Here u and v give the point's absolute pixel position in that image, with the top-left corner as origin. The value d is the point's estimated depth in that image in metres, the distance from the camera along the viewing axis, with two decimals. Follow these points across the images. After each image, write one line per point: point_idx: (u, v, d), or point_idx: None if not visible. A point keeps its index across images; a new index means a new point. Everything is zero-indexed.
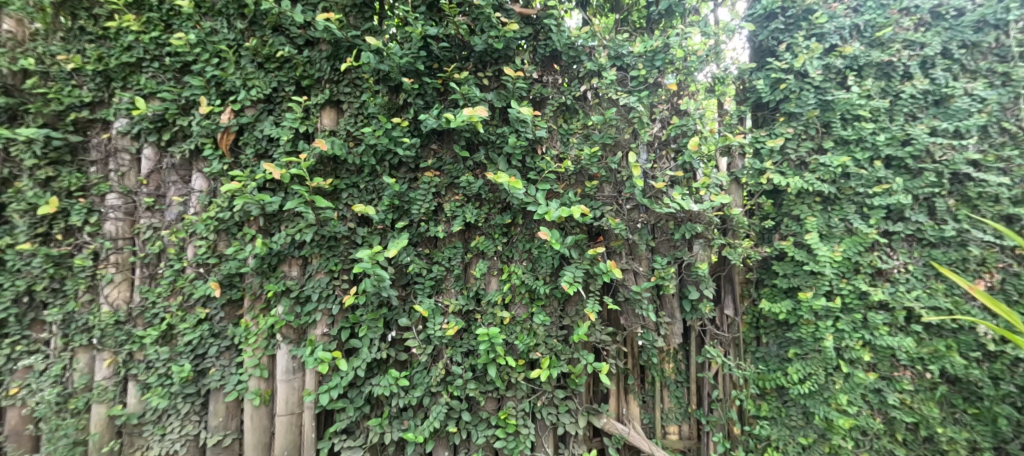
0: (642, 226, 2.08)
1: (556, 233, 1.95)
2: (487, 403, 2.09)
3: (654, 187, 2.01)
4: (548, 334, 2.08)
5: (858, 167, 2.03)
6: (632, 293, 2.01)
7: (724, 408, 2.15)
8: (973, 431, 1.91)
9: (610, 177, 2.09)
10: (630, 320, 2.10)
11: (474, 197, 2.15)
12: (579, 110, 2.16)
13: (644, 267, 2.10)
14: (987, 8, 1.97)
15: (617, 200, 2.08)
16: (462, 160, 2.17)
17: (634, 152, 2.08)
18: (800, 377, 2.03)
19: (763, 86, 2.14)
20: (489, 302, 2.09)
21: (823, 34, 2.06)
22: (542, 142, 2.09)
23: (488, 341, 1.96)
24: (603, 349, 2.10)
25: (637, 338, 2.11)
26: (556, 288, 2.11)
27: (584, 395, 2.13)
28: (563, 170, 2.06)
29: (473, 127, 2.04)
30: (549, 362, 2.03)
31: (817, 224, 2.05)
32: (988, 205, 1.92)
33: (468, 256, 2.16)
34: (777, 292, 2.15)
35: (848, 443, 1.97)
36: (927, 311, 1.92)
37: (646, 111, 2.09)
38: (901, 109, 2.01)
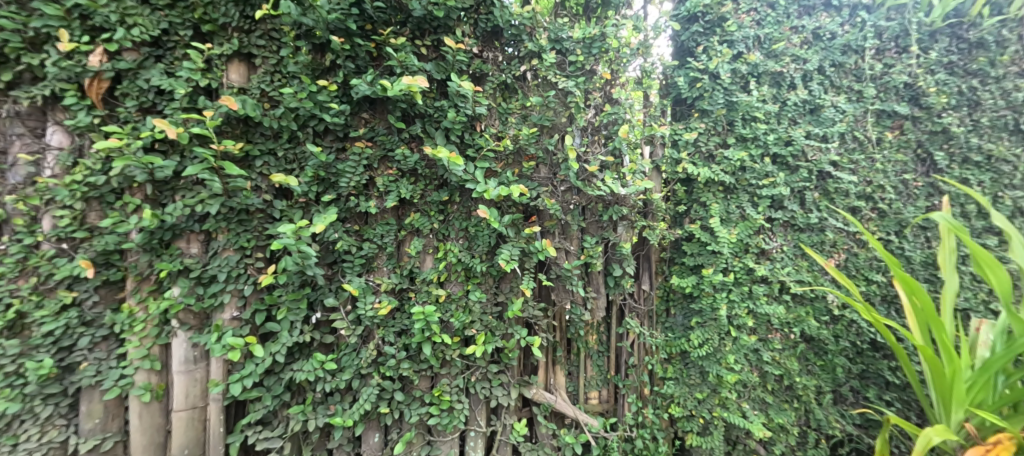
0: (574, 207, 2.18)
1: (494, 211, 1.94)
2: (421, 382, 2.07)
3: (587, 171, 2.10)
4: (483, 311, 2.09)
5: (753, 162, 2.34)
6: (564, 270, 2.10)
7: (638, 373, 2.38)
8: (819, 379, 2.41)
9: (546, 159, 2.14)
10: (560, 295, 2.21)
11: (409, 172, 2.05)
12: (519, 91, 2.16)
13: (574, 246, 2.20)
14: (849, 36, 2.42)
15: (552, 182, 2.15)
16: (396, 132, 2.04)
17: (571, 135, 2.13)
18: (699, 342, 2.33)
19: (683, 83, 2.34)
20: (424, 280, 2.04)
21: (732, 41, 2.31)
22: (482, 120, 2.07)
23: (423, 319, 1.92)
24: (535, 324, 2.18)
25: (566, 313, 2.24)
26: (493, 266, 2.11)
27: (516, 369, 2.21)
28: (502, 147, 2.06)
29: (411, 98, 1.93)
30: (484, 338, 2.04)
31: (718, 210, 2.32)
32: (840, 198, 2.39)
33: (402, 233, 2.07)
34: (684, 269, 2.40)
35: (732, 394, 2.31)
36: (795, 284, 2.33)
37: (582, 97, 2.16)
38: (787, 114, 2.37)
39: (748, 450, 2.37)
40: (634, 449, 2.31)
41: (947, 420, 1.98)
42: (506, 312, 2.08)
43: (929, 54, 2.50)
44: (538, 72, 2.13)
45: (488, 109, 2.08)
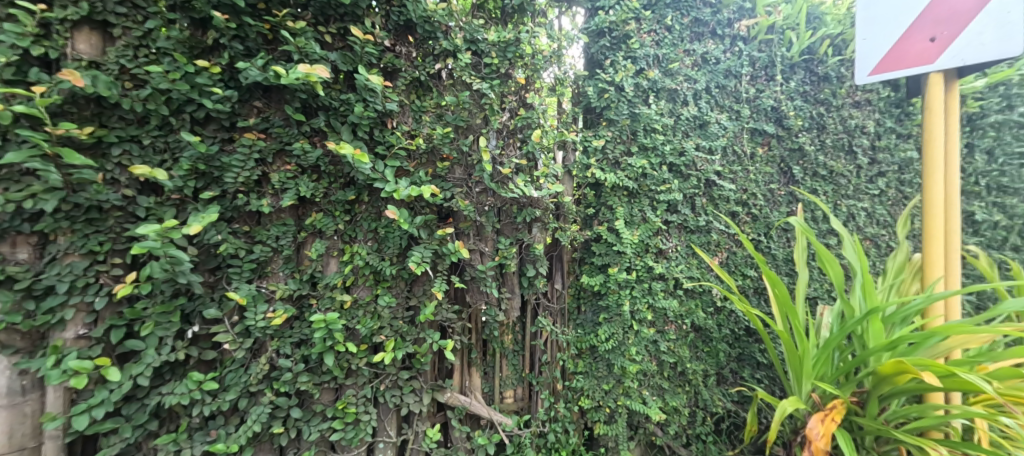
0: (489, 209, 2.16)
1: (404, 212, 1.86)
2: (323, 395, 1.91)
3: (501, 173, 2.11)
4: (393, 316, 1.99)
5: (653, 169, 2.52)
6: (478, 271, 2.10)
7: (550, 369, 2.44)
8: (706, 364, 2.70)
9: (461, 160, 2.10)
10: (475, 297, 2.18)
11: (310, 168, 1.88)
12: (433, 89, 2.09)
13: (489, 247, 2.18)
14: (730, 63, 2.76)
15: (466, 183, 2.11)
16: (295, 124, 1.86)
17: (485, 137, 2.12)
18: (605, 337, 2.43)
19: (593, 93, 2.45)
20: (326, 285, 1.89)
21: (636, 58, 2.49)
22: (393, 116, 1.97)
23: (325, 328, 1.79)
24: (449, 326, 2.12)
25: (481, 314, 2.21)
26: (404, 269, 2.01)
27: (429, 373, 2.13)
28: (415, 146, 1.99)
29: (311, 88, 1.78)
30: (394, 344, 1.95)
31: (623, 213, 2.46)
32: (722, 204, 2.71)
33: (301, 235, 1.90)
34: (594, 269, 2.50)
35: (635, 383, 2.43)
36: (686, 279, 2.58)
37: (497, 100, 2.16)
38: (680, 127, 2.60)
39: (648, 433, 2.56)
40: (547, 443, 2.39)
41: (798, 391, 2.36)
42: (420, 316, 1.99)
43: (788, 83, 2.94)
44: (452, 71, 2.08)
45: (399, 105, 1.99)
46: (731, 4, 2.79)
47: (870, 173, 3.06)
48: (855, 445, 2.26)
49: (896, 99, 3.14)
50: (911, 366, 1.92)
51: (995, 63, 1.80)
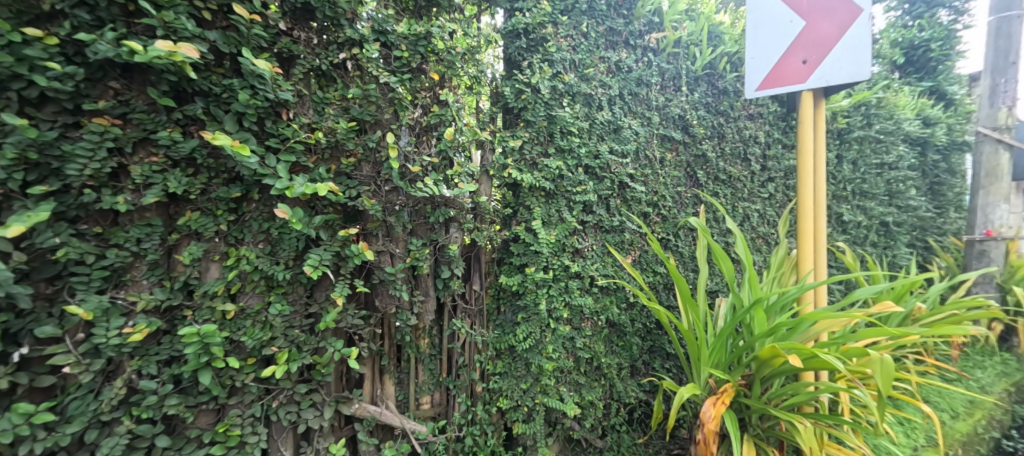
0: (400, 209, 2.06)
1: (298, 211, 1.71)
2: (199, 418, 1.69)
3: (411, 171, 2.04)
4: (288, 325, 1.82)
5: (569, 171, 2.58)
6: (387, 274, 1.99)
7: (468, 372, 2.41)
8: (620, 357, 2.84)
9: (368, 156, 1.97)
10: (384, 301, 2.06)
11: (184, 161, 1.65)
12: (338, 80, 1.93)
13: (400, 248, 2.08)
14: (641, 72, 2.93)
15: (374, 182, 1.99)
16: (163, 111, 1.59)
17: (394, 133, 2.00)
18: (523, 336, 2.45)
19: (510, 93, 2.45)
20: (205, 293, 1.66)
21: (552, 61, 2.54)
22: (289, 107, 1.77)
23: (199, 342, 1.58)
24: (355, 334, 2.00)
25: (391, 319, 2.12)
26: (301, 273, 1.85)
27: (333, 385, 2.00)
28: (315, 140, 1.82)
29: (181, 69, 1.53)
30: (287, 356, 1.79)
31: (541, 213, 2.49)
32: (634, 205, 2.86)
33: (173, 237, 1.65)
34: (513, 269, 2.51)
35: (551, 380, 2.48)
36: (601, 277, 2.67)
37: (408, 94, 2.07)
38: (595, 131, 2.70)
39: (566, 428, 2.62)
40: (464, 447, 2.37)
41: (697, 378, 2.57)
42: (319, 323, 1.85)
43: (692, 94, 3.22)
44: (358, 61, 1.94)
45: (296, 95, 1.80)
46: (642, 17, 2.95)
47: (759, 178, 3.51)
48: (744, 424, 2.49)
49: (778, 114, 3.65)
50: (785, 349, 2.17)
51: (849, 85, 2.08)
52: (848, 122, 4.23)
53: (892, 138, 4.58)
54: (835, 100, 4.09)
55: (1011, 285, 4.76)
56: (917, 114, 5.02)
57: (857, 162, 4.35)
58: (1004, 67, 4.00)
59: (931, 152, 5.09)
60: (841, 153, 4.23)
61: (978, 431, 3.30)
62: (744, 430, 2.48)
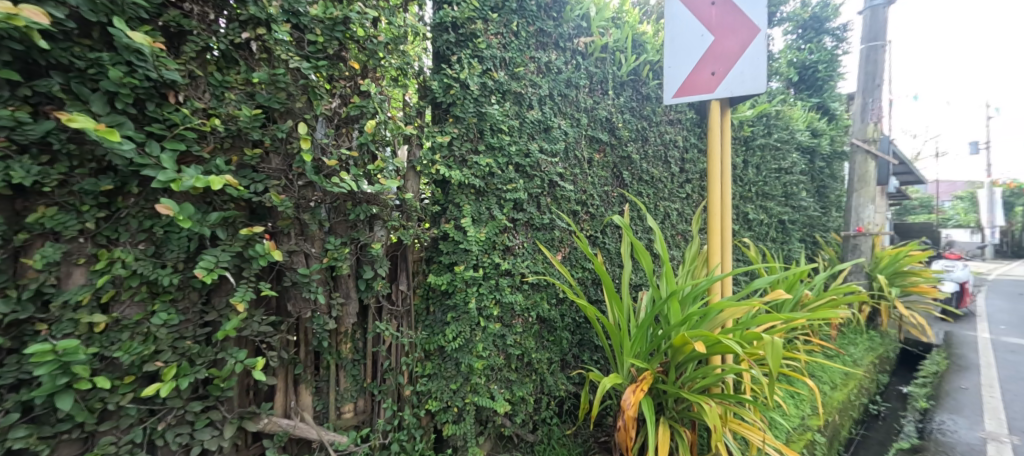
0: (316, 205, 1.89)
1: (187, 207, 1.49)
2: (61, 449, 1.40)
3: (327, 165, 1.87)
4: (179, 336, 1.57)
5: (499, 169, 2.56)
6: (301, 276, 1.83)
7: (395, 376, 2.32)
8: (551, 351, 2.88)
9: (279, 147, 1.78)
10: (298, 306, 1.91)
11: (37, 146, 1.30)
12: (240, 62, 1.72)
13: (316, 248, 1.92)
14: (569, 74, 2.99)
15: (286, 175, 1.80)
16: (6, 85, 1.25)
17: (308, 124, 1.83)
18: (452, 336, 2.40)
19: (438, 87, 2.39)
20: (65, 305, 1.34)
21: (482, 57, 2.50)
22: (177, 89, 1.52)
23: (55, 361, 1.28)
24: (264, 342, 1.82)
25: (306, 323, 1.96)
26: (193, 277, 1.60)
27: (237, 399, 1.80)
28: (211, 127, 1.59)
29: (30, 37, 1.22)
30: (176, 371, 1.54)
31: (470, 211, 2.44)
32: (563, 204, 2.91)
33: (21, 235, 1.30)
34: (442, 268, 2.45)
35: (481, 379, 2.45)
36: (531, 274, 2.69)
37: (323, 83, 1.91)
38: (526, 130, 2.70)
39: (497, 426, 2.62)
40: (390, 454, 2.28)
41: (620, 368, 2.70)
42: (217, 332, 1.63)
43: (619, 98, 3.37)
44: (265, 43, 1.73)
45: (186, 75, 1.55)
46: (571, 21, 3.03)
47: (673, 179, 3.80)
48: (662, 407, 2.66)
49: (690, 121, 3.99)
50: (693, 337, 2.36)
51: (749, 95, 2.29)
52: (752, 130, 4.63)
53: (787, 146, 5.15)
54: (742, 110, 4.47)
55: (876, 272, 5.71)
56: (806, 126, 5.69)
57: (761, 167, 4.80)
58: (871, 91, 5.31)
59: (817, 159, 5.82)
60: (746, 158, 4.62)
61: (850, 399, 3.82)
62: (662, 413, 2.65)
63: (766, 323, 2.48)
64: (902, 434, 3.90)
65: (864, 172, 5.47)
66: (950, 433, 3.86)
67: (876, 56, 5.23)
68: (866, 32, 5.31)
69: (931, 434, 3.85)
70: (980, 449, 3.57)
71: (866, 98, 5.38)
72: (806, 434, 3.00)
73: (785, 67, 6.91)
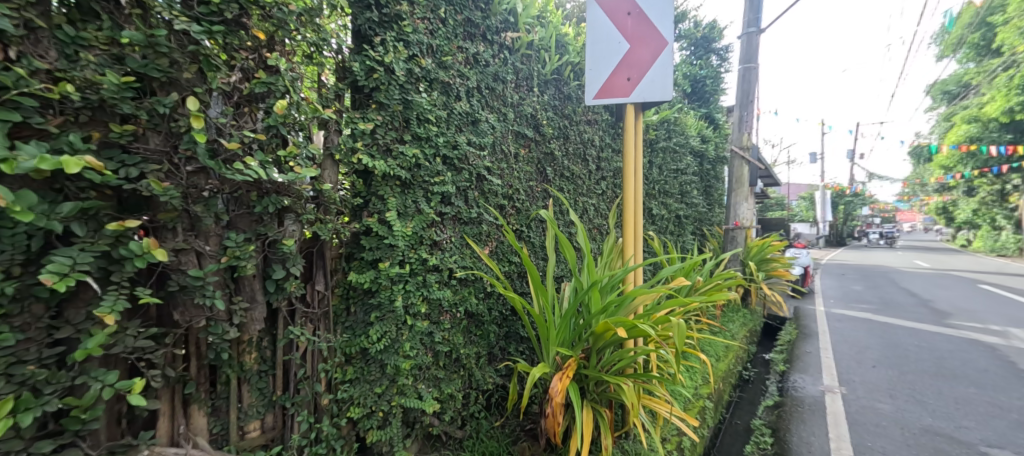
0: (210, 196, 1.63)
1: (29, 196, 1.20)
2: None
3: (226, 148, 1.63)
4: (18, 359, 1.26)
5: (427, 160, 2.41)
6: (192, 279, 1.57)
7: (311, 385, 2.10)
8: (479, 346, 2.82)
9: (159, 124, 1.49)
10: (188, 314, 1.63)
11: None
12: (103, 16, 1.40)
13: (211, 246, 1.67)
14: (497, 68, 2.94)
15: (169, 157, 1.51)
16: None
17: (200, 99, 1.56)
18: (378, 337, 2.20)
19: (359, 70, 2.16)
20: None
21: (408, 42, 2.34)
22: (7, 41, 1.20)
23: None
24: (143, 359, 1.53)
25: (199, 333, 1.69)
26: (37, 285, 1.27)
27: (104, 430, 1.50)
28: (61, 94, 1.27)
29: None
30: (14, 404, 1.22)
31: (396, 204, 2.27)
32: (491, 198, 2.86)
33: None
34: (364, 264, 2.25)
35: (409, 379, 2.30)
36: (459, 269, 2.60)
37: (219, 52, 1.65)
38: (453, 121, 2.58)
39: (425, 425, 2.50)
40: None
41: (545, 356, 2.72)
42: (76, 349, 1.33)
43: (543, 95, 3.41)
44: None
45: (19, 26, 1.22)
46: (498, 14, 2.98)
47: (588, 171, 3.92)
48: (583, 390, 2.70)
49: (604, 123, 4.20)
50: (614, 323, 2.45)
51: (656, 103, 2.58)
52: (657, 134, 4.98)
53: (683, 150, 5.68)
54: (647, 115, 4.81)
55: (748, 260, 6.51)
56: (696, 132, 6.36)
57: (662, 168, 5.18)
58: (746, 106, 6.14)
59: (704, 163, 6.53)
60: (652, 159, 4.94)
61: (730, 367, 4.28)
62: (583, 396, 2.68)
63: (672, 307, 2.66)
64: (766, 394, 4.53)
65: (740, 174, 6.30)
66: (802, 389, 4.60)
67: (752, 77, 6.11)
68: (744, 54, 6.12)
69: (787, 391, 4.55)
70: (822, 401, 4.29)
71: (742, 112, 6.21)
72: (699, 402, 3.31)
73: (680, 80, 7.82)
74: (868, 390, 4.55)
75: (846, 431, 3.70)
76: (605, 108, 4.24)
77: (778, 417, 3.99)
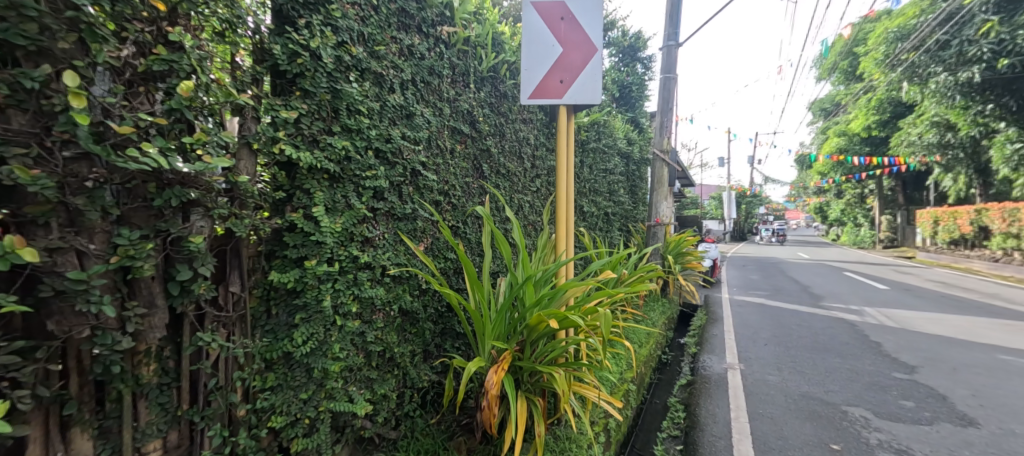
0: (94, 186, 1.41)
1: None
2: None
3: (116, 132, 1.42)
4: None
5: (358, 153, 2.28)
6: (71, 283, 1.36)
7: (225, 395, 1.91)
8: (413, 344, 2.75)
9: (26, 102, 1.27)
10: (68, 323, 1.42)
11: None
12: None
13: (97, 244, 1.45)
14: (432, 61, 2.86)
15: (39, 140, 1.30)
16: None
17: (78, 73, 1.34)
18: (303, 340, 2.05)
19: (280, 53, 2.00)
20: None
21: (337, 28, 2.19)
22: None
23: None
24: (6, 376, 1.31)
25: (83, 344, 1.47)
26: None
27: None
28: None
29: None
30: None
31: (323, 199, 2.11)
32: (427, 193, 2.78)
33: None
34: (287, 263, 2.07)
35: (339, 382, 2.18)
36: (393, 266, 2.50)
37: (105, 21, 1.42)
38: (386, 114, 2.47)
39: (356, 429, 2.37)
40: None
41: (482, 351, 2.70)
42: None
43: (478, 92, 3.40)
44: None
45: None
46: (434, 6, 2.91)
47: (524, 170, 4.01)
48: (518, 381, 2.73)
49: (538, 121, 4.29)
50: (546, 315, 2.49)
51: (588, 106, 2.70)
52: (588, 135, 5.17)
53: (611, 152, 5.94)
54: (579, 116, 4.96)
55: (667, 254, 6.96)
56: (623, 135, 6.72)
57: (593, 168, 5.38)
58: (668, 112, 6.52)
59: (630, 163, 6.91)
60: (584, 159, 5.11)
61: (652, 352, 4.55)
62: (517, 387, 2.71)
63: (600, 299, 2.75)
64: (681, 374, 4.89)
65: (661, 175, 6.71)
66: (709, 367, 5.02)
67: (672, 86, 6.48)
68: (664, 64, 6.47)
69: (698, 370, 4.93)
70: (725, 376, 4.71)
71: (664, 117, 6.63)
72: (622, 385, 3.48)
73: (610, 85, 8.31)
74: (762, 364, 5.06)
75: (745, 401, 4.09)
76: (539, 108, 4.36)
77: (690, 394, 4.32)
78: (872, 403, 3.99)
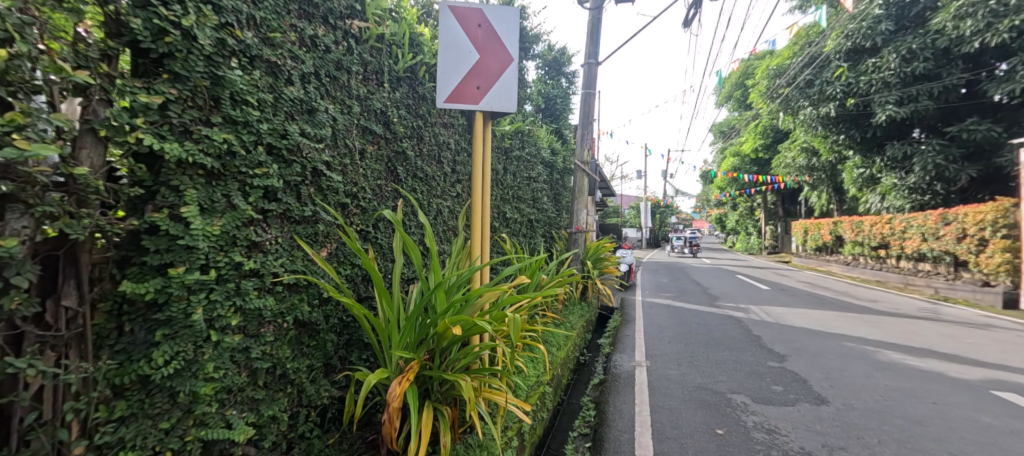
0: None
1: None
2: None
3: None
4: None
5: (244, 148, 2.05)
6: None
7: (51, 433, 1.56)
8: (312, 357, 2.54)
9: None
10: None
11: None
12: None
13: None
14: (340, 56, 2.69)
15: None
16: None
17: None
18: (165, 360, 1.76)
19: (140, 27, 1.72)
20: None
21: (220, 7, 1.96)
22: None
23: None
24: None
25: None
26: None
27: None
28: None
29: None
30: None
31: (196, 197, 1.86)
32: (331, 195, 2.59)
33: None
34: (147, 271, 1.78)
35: (212, 406, 1.92)
36: (286, 273, 2.28)
37: None
38: (282, 107, 2.26)
39: None
40: None
41: (386, 362, 2.55)
42: None
43: (393, 92, 3.27)
44: None
45: None
46: None
47: (442, 175, 3.93)
48: (427, 392, 2.63)
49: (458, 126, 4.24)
50: (455, 323, 2.44)
51: (503, 113, 2.72)
52: (511, 143, 5.22)
53: (535, 160, 6.06)
54: (501, 124, 4.99)
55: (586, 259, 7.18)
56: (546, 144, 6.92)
57: (516, 175, 5.45)
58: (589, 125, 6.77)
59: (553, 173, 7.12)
60: (507, 166, 5.14)
61: (568, 354, 4.67)
62: (427, 398, 2.62)
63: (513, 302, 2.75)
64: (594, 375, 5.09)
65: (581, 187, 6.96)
66: (618, 366, 5.28)
67: (591, 101, 6.78)
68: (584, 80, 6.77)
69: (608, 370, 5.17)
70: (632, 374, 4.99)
71: (584, 131, 6.87)
72: (539, 388, 3.50)
73: (535, 96, 8.54)
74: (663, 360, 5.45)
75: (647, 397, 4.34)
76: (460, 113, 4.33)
77: (600, 392, 4.52)
78: (750, 390, 4.46)
